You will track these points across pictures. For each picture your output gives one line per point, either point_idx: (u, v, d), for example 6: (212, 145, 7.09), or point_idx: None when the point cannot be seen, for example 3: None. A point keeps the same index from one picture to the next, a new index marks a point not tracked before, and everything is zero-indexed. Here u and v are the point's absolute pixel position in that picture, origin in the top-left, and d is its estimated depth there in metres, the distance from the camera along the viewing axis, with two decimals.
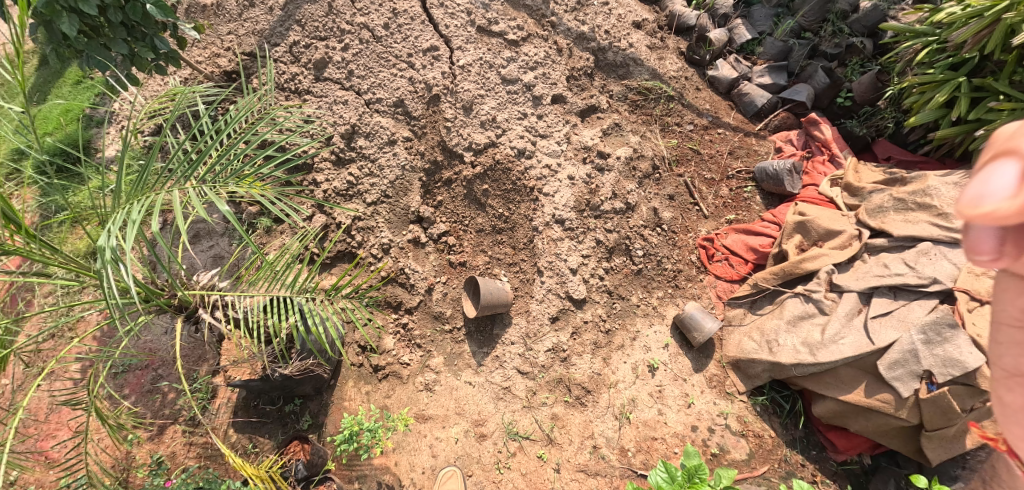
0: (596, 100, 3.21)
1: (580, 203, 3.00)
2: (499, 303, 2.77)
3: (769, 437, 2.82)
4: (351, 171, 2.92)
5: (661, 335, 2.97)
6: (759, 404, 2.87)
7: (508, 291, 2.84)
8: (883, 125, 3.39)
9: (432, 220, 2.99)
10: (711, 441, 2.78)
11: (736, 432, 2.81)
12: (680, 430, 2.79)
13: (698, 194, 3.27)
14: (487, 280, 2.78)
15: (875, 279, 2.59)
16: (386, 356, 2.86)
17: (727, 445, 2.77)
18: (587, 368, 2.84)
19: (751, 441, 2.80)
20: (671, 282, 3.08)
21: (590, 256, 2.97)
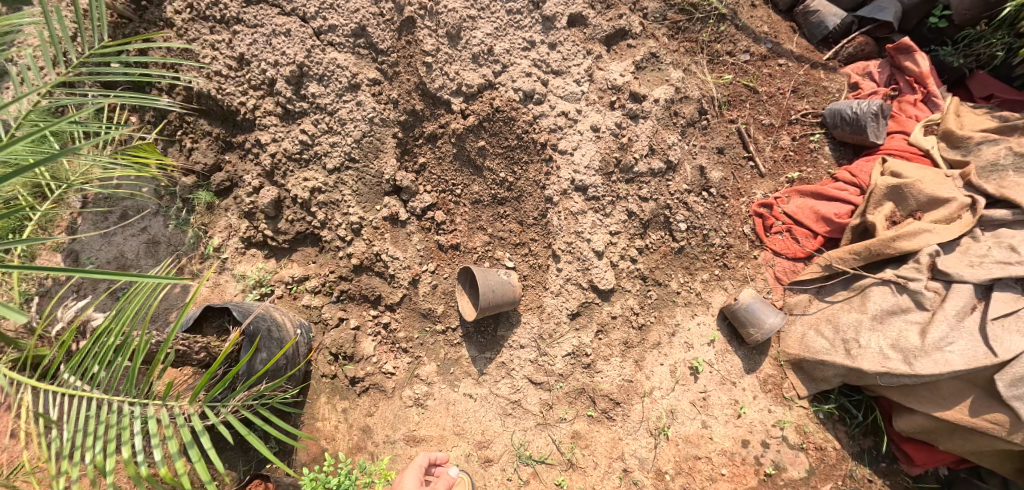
0: (626, 21, 2.34)
1: (607, 163, 2.22)
2: (505, 300, 2.14)
3: (832, 449, 2.35)
4: (303, 128, 2.24)
5: (705, 329, 2.37)
6: (823, 411, 2.38)
7: (516, 284, 2.20)
8: (990, 53, 2.60)
9: (414, 191, 2.28)
10: (765, 458, 2.30)
11: (794, 445, 2.33)
12: (728, 447, 2.30)
13: (755, 145, 2.53)
14: (487, 272, 2.13)
15: (997, 268, 2.00)
16: (365, 366, 2.32)
17: (783, 461, 2.30)
18: (616, 375, 2.26)
19: (811, 455, 2.33)
20: (719, 261, 2.41)
21: (620, 233, 2.26)
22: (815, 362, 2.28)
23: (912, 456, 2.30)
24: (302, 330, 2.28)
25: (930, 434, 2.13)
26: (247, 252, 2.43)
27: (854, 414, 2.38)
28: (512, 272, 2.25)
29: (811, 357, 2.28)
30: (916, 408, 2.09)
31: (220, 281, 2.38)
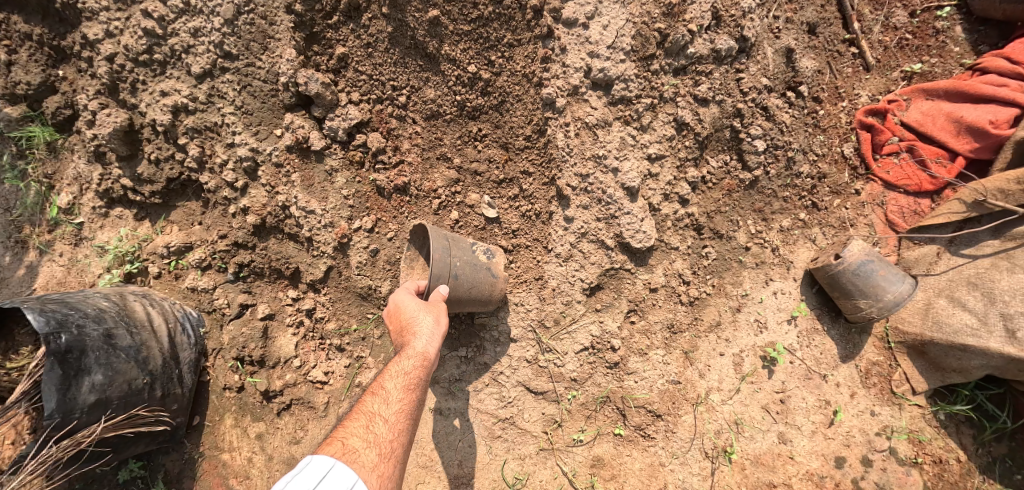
0: None
1: (643, 43, 1.37)
2: (474, 294, 1.37)
3: (958, 462, 1.65)
4: (148, 8, 1.39)
5: (785, 302, 1.59)
6: (945, 412, 1.65)
7: (500, 276, 1.42)
8: None
9: (334, 104, 1.44)
10: (866, 481, 1.60)
11: (905, 460, 1.63)
12: (816, 468, 1.59)
13: (859, 23, 1.67)
14: (455, 242, 1.37)
15: None
16: (283, 371, 1.60)
17: (891, 484, 1.61)
18: (656, 376, 1.52)
19: (928, 472, 1.63)
20: (806, 200, 1.60)
21: (661, 159, 1.45)
22: (949, 348, 1.54)
23: None
24: (184, 326, 1.51)
25: None
26: (110, 214, 1.61)
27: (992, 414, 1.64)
28: (496, 249, 1.47)
29: (946, 340, 1.53)
30: None
31: (80, 257, 1.59)
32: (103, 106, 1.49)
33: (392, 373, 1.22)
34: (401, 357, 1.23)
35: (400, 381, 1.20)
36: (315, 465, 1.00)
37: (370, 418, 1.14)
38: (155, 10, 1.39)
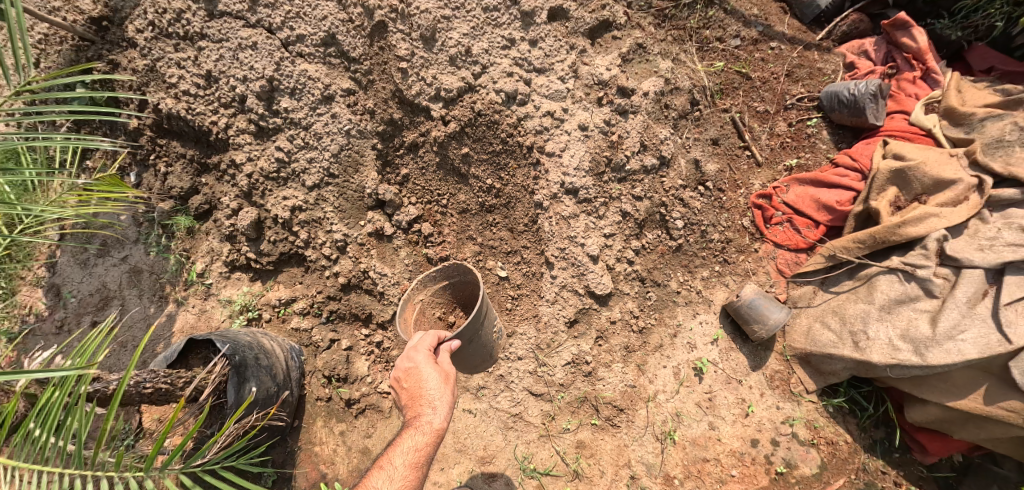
0: (610, 10, 2.26)
1: (597, 162, 2.16)
2: (474, 359, 1.91)
3: (845, 443, 2.28)
4: (279, 145, 2.13)
5: (707, 328, 2.30)
6: (832, 406, 2.29)
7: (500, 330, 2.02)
8: (989, 23, 2.58)
9: (398, 204, 2.20)
10: (775, 456, 2.24)
11: (804, 442, 2.26)
12: (737, 447, 2.24)
13: (750, 134, 2.45)
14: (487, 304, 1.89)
15: (1009, 251, 1.90)
16: (361, 386, 2.28)
17: (794, 459, 2.24)
18: (619, 382, 2.20)
19: (822, 450, 2.26)
20: (718, 257, 2.35)
21: (614, 235, 2.20)
22: (822, 356, 2.21)
23: (925, 445, 2.24)
24: (293, 357, 2.18)
25: (942, 422, 2.07)
26: (232, 277, 2.30)
27: (865, 407, 2.27)
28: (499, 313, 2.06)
29: (818, 350, 2.20)
30: (930, 399, 2.02)
31: (208, 308, 2.26)
32: (241, 206, 2.20)
33: (405, 442, 1.59)
34: (415, 429, 1.60)
35: (408, 456, 1.58)
36: None
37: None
38: (285, 146, 2.13)
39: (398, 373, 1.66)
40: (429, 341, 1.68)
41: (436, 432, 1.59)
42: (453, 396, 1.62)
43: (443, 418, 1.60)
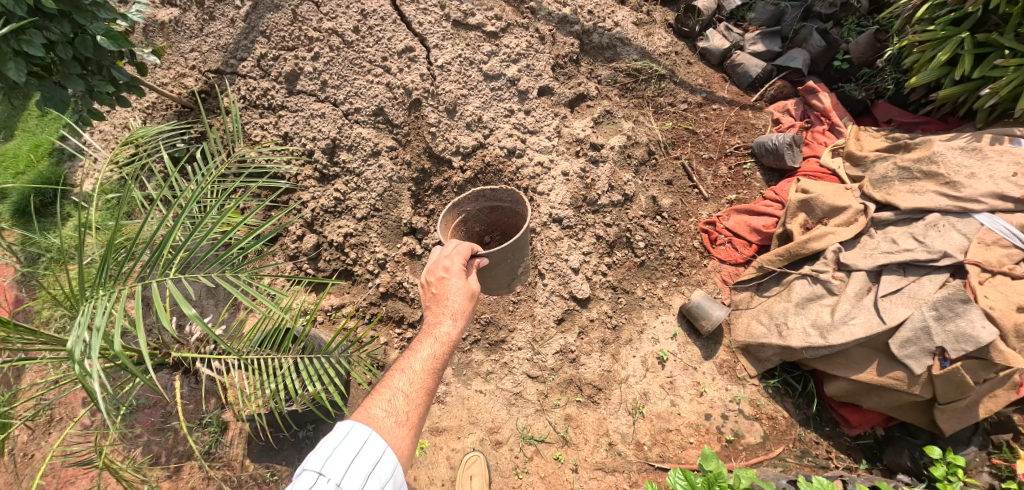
0: (584, 88, 3.05)
1: (576, 199, 2.87)
2: (498, 281, 2.42)
3: (783, 417, 2.82)
4: (337, 187, 2.78)
5: (668, 325, 2.93)
6: (771, 387, 2.85)
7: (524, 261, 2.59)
8: (883, 86, 3.23)
9: (426, 231, 2.89)
10: (725, 427, 2.77)
11: (749, 416, 2.80)
12: (694, 420, 2.78)
13: (697, 176, 3.19)
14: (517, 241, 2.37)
15: (883, 257, 2.53)
16: None
17: (741, 430, 2.77)
18: (597, 366, 2.82)
19: (764, 423, 2.80)
20: (675, 270, 3.01)
21: (591, 253, 2.88)
22: (757, 345, 2.79)
23: (848, 419, 2.76)
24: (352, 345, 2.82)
25: (852, 394, 2.63)
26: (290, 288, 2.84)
27: (796, 387, 2.85)
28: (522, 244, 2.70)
29: (753, 341, 2.80)
30: (840, 375, 2.59)
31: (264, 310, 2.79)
32: (304, 234, 2.81)
33: (423, 346, 1.80)
34: (432, 335, 1.83)
35: (426, 358, 1.77)
36: (354, 437, 1.57)
37: (398, 389, 1.71)
38: (341, 189, 2.78)
39: (427, 281, 2.00)
40: (459, 258, 2.02)
41: (451, 338, 1.84)
42: (466, 308, 1.91)
43: (455, 327, 1.87)
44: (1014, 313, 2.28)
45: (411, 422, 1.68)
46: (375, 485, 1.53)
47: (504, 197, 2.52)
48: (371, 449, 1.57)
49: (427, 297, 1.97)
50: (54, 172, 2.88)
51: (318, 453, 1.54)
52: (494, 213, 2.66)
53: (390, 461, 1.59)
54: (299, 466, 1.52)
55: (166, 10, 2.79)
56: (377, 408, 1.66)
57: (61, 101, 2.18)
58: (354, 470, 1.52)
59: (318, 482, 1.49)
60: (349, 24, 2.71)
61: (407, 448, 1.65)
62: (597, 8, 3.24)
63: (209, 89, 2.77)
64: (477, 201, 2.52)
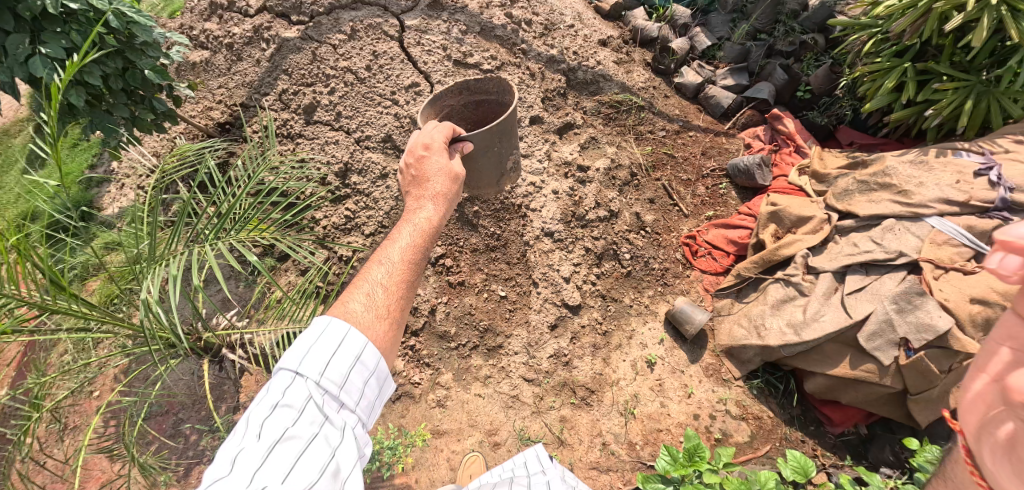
0: (571, 117, 3.39)
1: (566, 214, 3.12)
2: (485, 174, 2.27)
3: (769, 417, 2.85)
4: (348, 207, 2.94)
5: (655, 331, 3.08)
6: (755, 387, 2.92)
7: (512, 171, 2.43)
8: (843, 112, 3.56)
9: None
10: (714, 427, 2.79)
11: (736, 416, 2.83)
12: (683, 420, 2.80)
13: (677, 195, 3.49)
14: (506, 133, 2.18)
15: (846, 258, 2.77)
16: (397, 378, 2.78)
17: (729, 429, 2.78)
18: (589, 369, 2.92)
19: (752, 423, 2.81)
20: (660, 280, 3.23)
21: (581, 264, 3.10)
22: (739, 347, 2.92)
23: (831, 417, 2.84)
24: None
25: (831, 390, 2.74)
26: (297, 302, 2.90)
27: (779, 387, 2.94)
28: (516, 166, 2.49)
29: (735, 343, 2.93)
30: (817, 370, 2.74)
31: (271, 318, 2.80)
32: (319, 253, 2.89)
33: (402, 233, 1.73)
34: (411, 221, 1.76)
35: (406, 247, 1.69)
36: (333, 331, 1.48)
37: (377, 282, 1.60)
38: (353, 209, 2.94)
39: (406, 163, 1.90)
40: (440, 134, 1.91)
41: (431, 222, 1.77)
42: (447, 190, 1.84)
43: (435, 211, 1.80)
44: (967, 304, 2.48)
45: (391, 316, 1.58)
46: (358, 380, 1.49)
47: (491, 90, 2.19)
48: (351, 345, 1.49)
49: (407, 181, 1.90)
50: (81, 194, 3.12)
51: (295, 350, 1.47)
52: (480, 111, 2.29)
53: (373, 357, 1.52)
54: (276, 364, 1.46)
55: (198, 53, 3.25)
56: (354, 303, 1.57)
57: (108, 127, 2.55)
58: (334, 367, 1.46)
59: (296, 381, 1.44)
60: (362, 63, 3.08)
61: (389, 340, 1.57)
62: (581, 50, 3.66)
63: (233, 121, 3.11)
64: (461, 95, 2.22)
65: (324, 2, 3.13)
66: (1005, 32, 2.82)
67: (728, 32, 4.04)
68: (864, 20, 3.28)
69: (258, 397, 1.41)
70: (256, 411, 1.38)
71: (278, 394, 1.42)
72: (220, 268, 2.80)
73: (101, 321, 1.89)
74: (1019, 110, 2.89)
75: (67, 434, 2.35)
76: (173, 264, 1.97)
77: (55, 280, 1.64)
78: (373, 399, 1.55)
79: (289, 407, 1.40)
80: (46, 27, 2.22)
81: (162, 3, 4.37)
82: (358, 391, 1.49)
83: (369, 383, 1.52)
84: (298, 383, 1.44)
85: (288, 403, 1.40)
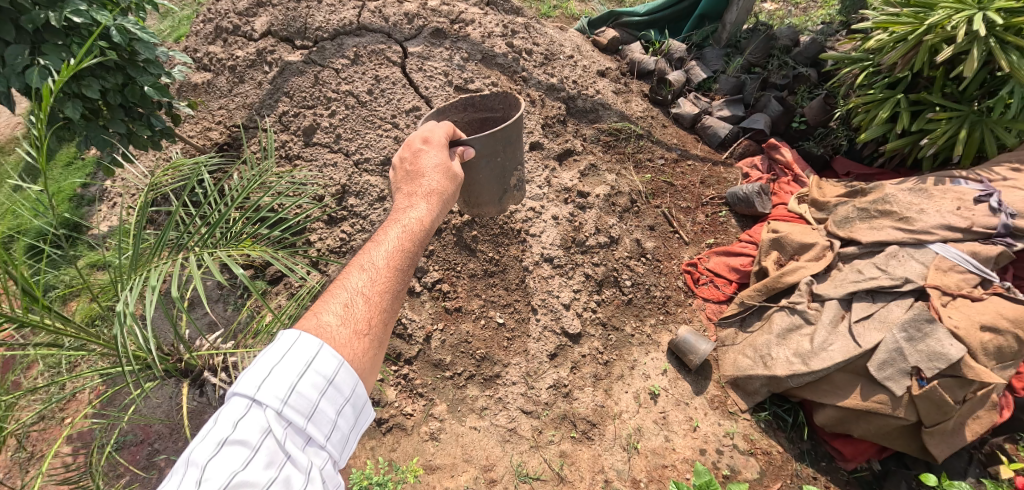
0: (571, 144, 3.40)
1: (566, 240, 3.07)
2: (487, 186, 2.26)
3: (778, 452, 2.69)
4: (343, 229, 2.85)
5: (658, 361, 2.95)
6: (763, 420, 2.78)
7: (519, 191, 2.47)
8: (838, 142, 3.63)
9: (426, 269, 2.87)
10: (721, 463, 2.62)
11: (744, 451, 2.67)
12: (690, 455, 2.63)
13: (677, 223, 3.49)
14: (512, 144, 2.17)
15: (852, 285, 2.72)
16: (389, 409, 2.61)
17: (737, 465, 2.62)
18: (590, 401, 2.75)
19: (760, 459, 2.65)
20: (661, 308, 3.15)
21: (580, 291, 3.01)
22: (745, 378, 2.81)
23: (842, 451, 2.70)
24: None
25: (842, 423, 2.62)
26: None
27: (787, 419, 2.82)
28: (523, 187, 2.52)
29: (741, 373, 2.82)
30: (826, 402, 2.62)
31: None
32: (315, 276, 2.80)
33: (389, 235, 1.68)
34: (400, 221, 1.73)
35: (390, 252, 1.64)
36: (303, 347, 1.40)
37: (356, 290, 1.55)
38: (349, 230, 2.85)
39: (401, 157, 1.89)
40: (441, 132, 1.91)
41: (422, 222, 1.74)
42: (442, 188, 1.82)
43: (427, 211, 1.77)
44: (977, 331, 2.44)
45: (370, 329, 1.51)
46: (328, 408, 1.39)
47: (495, 106, 2.20)
48: (321, 366, 1.39)
49: (400, 177, 1.88)
50: (72, 212, 3.07)
51: (252, 375, 1.35)
52: (483, 128, 2.29)
53: (347, 379, 1.43)
54: (229, 390, 1.33)
55: (201, 75, 3.27)
56: (330, 315, 1.49)
57: (102, 140, 2.51)
58: (300, 393, 1.35)
59: (252, 410, 1.32)
60: (364, 87, 3.08)
61: (368, 356, 1.50)
62: (580, 79, 3.73)
63: (231, 141, 3.10)
64: (465, 111, 2.20)
65: (328, 29, 3.16)
66: (995, 64, 2.88)
67: (723, 65, 4.17)
68: (855, 55, 3.39)
69: (205, 430, 1.28)
70: (200, 450, 1.24)
71: (228, 428, 1.28)
72: (208, 289, 2.71)
73: (75, 334, 1.77)
74: (1013, 139, 2.93)
75: (31, 464, 2.22)
76: (160, 273, 1.88)
77: (26, 288, 1.54)
78: (346, 428, 1.44)
79: (242, 444, 1.27)
80: (47, 39, 2.23)
81: (168, 29, 4.44)
82: (329, 422, 1.40)
83: (342, 412, 1.42)
84: (255, 413, 1.31)
85: (240, 437, 1.27)
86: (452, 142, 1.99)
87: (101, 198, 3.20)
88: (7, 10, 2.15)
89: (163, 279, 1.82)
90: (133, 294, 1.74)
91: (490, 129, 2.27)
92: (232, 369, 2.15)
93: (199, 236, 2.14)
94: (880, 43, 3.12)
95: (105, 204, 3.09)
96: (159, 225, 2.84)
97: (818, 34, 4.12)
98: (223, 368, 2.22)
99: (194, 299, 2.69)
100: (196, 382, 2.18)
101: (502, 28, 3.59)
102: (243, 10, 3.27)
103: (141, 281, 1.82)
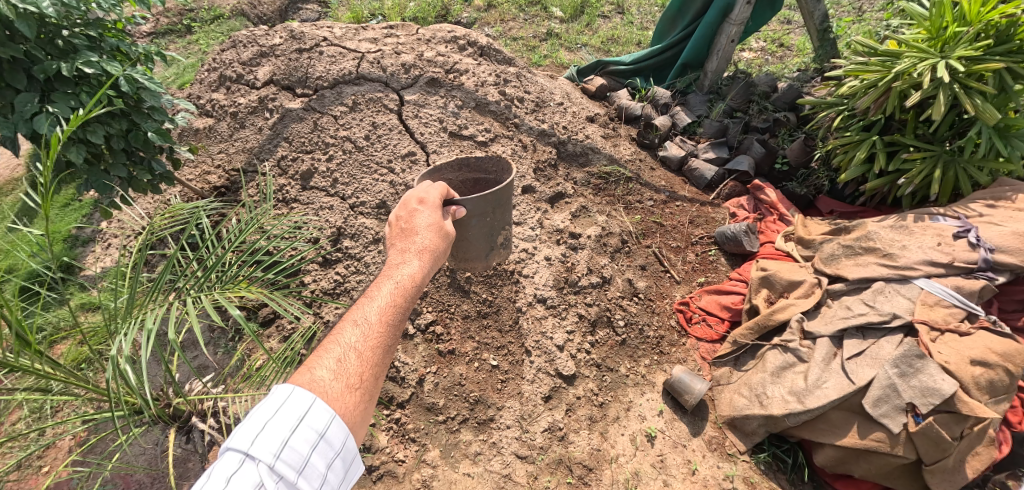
0: (562, 187, 3.49)
1: (559, 280, 3.11)
2: (476, 243, 2.30)
3: None
4: (338, 271, 2.86)
5: (654, 403, 2.91)
6: (762, 462, 2.73)
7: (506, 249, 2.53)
8: (821, 183, 3.78)
9: (419, 310, 2.89)
10: None
11: None
12: None
13: (669, 262, 3.55)
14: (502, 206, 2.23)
15: (841, 322, 2.75)
16: (380, 455, 2.55)
17: None
18: (587, 444, 2.70)
19: None
20: (656, 348, 3.15)
21: (574, 332, 3.01)
22: (742, 418, 2.77)
23: None
24: None
25: (842, 463, 2.58)
26: None
27: (787, 460, 2.75)
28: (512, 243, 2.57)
29: (738, 413, 2.78)
30: (825, 441, 2.58)
31: None
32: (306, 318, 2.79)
33: (381, 291, 1.71)
34: (393, 277, 1.76)
35: (383, 307, 1.66)
36: (298, 401, 1.40)
37: (349, 345, 1.56)
38: (341, 272, 2.86)
39: (397, 215, 1.93)
40: (436, 192, 1.97)
41: (414, 278, 1.76)
42: (434, 245, 1.86)
43: (419, 267, 1.80)
44: (968, 365, 2.45)
45: (362, 383, 1.52)
46: (318, 462, 1.38)
47: (489, 169, 2.27)
48: (313, 421, 1.40)
49: (395, 234, 1.91)
50: (66, 253, 3.08)
51: (246, 429, 1.34)
52: (476, 188, 2.36)
53: (338, 433, 1.43)
54: (222, 446, 1.32)
55: (203, 120, 3.41)
56: (323, 370, 1.50)
57: (103, 185, 2.57)
58: (292, 447, 1.35)
59: (245, 464, 1.31)
60: (361, 133, 3.19)
61: (359, 410, 1.50)
62: (570, 125, 3.87)
63: (229, 185, 3.18)
64: (460, 170, 2.28)
65: (328, 78, 3.31)
66: (961, 107, 3.04)
67: (706, 110, 4.36)
68: (830, 100, 3.57)
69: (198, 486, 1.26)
70: None
71: (222, 483, 1.26)
72: (201, 333, 2.71)
73: (64, 378, 1.76)
74: (986, 178, 3.05)
75: None
76: (155, 316, 1.88)
77: (23, 334, 1.57)
78: (336, 482, 1.43)
79: None
80: (57, 87, 2.32)
81: (173, 77, 4.64)
82: (319, 475, 1.38)
83: (332, 466, 1.41)
84: (248, 468, 1.30)
85: None
86: (445, 202, 2.06)
87: (95, 239, 3.22)
88: (21, 61, 2.26)
89: (159, 323, 1.81)
90: (128, 338, 1.74)
91: (482, 190, 2.34)
92: (221, 415, 2.15)
93: (195, 280, 2.13)
94: (854, 89, 3.29)
95: (101, 246, 3.12)
96: (154, 268, 2.86)
97: (795, 80, 4.36)
98: (212, 413, 2.18)
99: (184, 343, 2.68)
100: (183, 428, 2.16)
101: (494, 77, 3.75)
102: (247, 61, 3.46)
103: (136, 324, 1.82)
